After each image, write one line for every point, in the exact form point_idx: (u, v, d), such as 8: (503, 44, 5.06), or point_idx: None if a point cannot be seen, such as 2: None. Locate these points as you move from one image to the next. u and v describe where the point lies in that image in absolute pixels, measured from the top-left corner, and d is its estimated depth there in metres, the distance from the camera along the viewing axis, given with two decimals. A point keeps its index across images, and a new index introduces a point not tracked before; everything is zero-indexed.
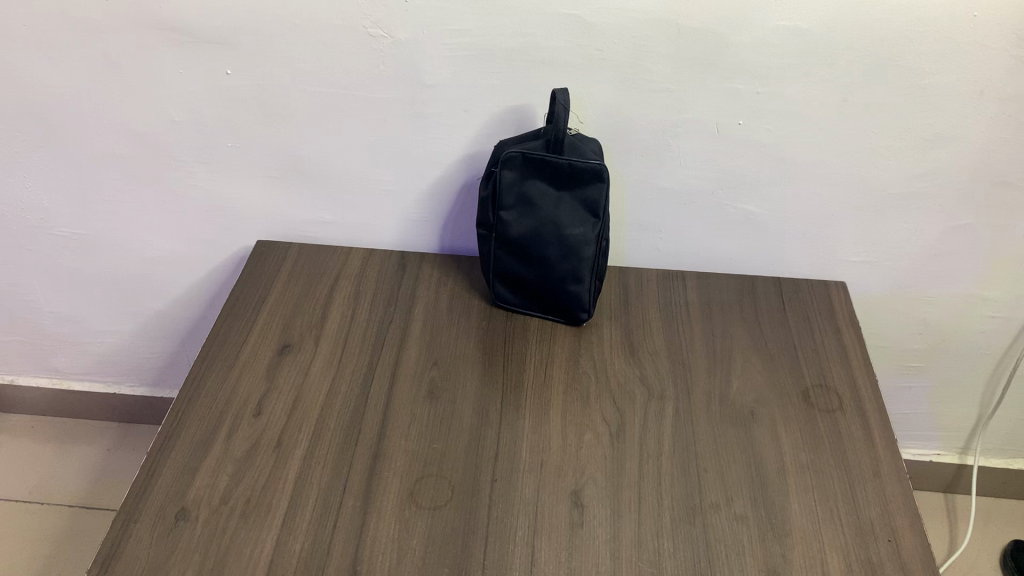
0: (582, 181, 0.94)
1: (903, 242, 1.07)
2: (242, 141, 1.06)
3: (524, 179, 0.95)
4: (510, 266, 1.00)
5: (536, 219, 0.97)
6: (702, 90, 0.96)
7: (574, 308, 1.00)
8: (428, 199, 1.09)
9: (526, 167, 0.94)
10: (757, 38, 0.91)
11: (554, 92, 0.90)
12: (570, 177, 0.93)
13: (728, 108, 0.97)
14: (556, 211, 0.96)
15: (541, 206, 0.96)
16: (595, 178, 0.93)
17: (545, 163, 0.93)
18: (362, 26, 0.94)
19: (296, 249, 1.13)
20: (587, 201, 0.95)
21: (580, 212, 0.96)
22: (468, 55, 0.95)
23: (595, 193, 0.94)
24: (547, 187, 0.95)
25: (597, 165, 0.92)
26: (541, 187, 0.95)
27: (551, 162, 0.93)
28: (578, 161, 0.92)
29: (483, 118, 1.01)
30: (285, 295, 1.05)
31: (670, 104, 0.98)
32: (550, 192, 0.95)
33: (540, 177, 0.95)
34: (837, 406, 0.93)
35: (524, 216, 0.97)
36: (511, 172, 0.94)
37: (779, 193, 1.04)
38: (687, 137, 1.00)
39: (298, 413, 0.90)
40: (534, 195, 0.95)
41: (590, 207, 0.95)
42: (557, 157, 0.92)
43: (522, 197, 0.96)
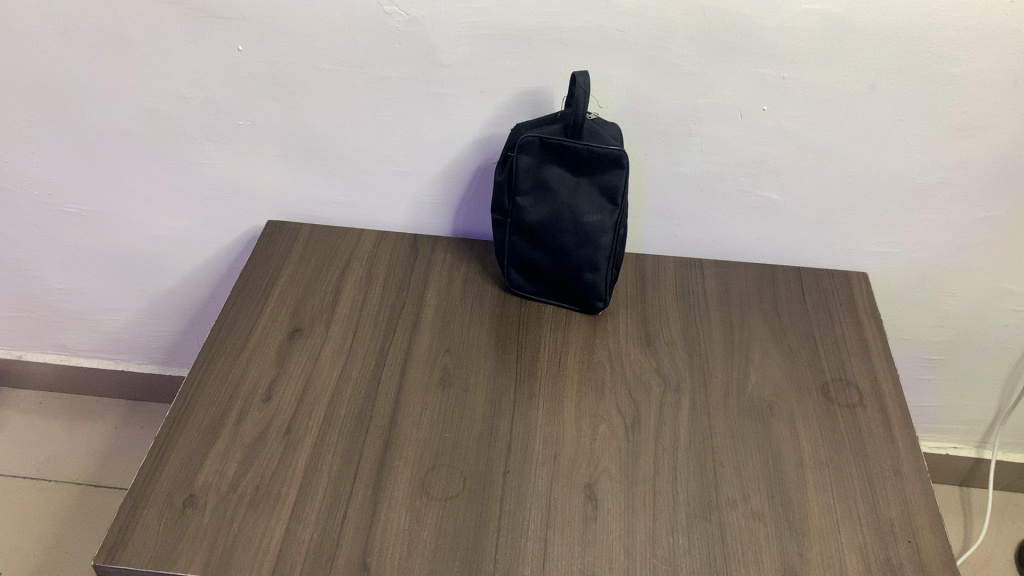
0: (601, 167, 0.92)
1: (928, 234, 1.04)
2: (254, 119, 1.04)
3: (542, 164, 0.93)
4: (525, 253, 0.98)
5: (554, 205, 0.95)
6: (725, 76, 0.94)
7: (590, 297, 0.98)
8: (442, 182, 1.07)
9: (544, 152, 0.92)
10: (784, 22, 0.89)
11: (574, 75, 0.89)
12: (589, 162, 0.92)
13: (752, 94, 0.95)
14: (574, 198, 0.94)
15: (559, 192, 0.94)
16: (615, 165, 0.92)
17: (563, 147, 0.91)
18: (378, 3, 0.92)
19: (307, 231, 1.11)
20: (606, 187, 0.93)
21: (599, 199, 0.94)
22: (486, 34, 0.93)
23: (613, 179, 0.92)
24: (566, 173, 0.93)
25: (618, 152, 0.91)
26: (559, 173, 0.93)
27: (570, 146, 0.91)
28: (598, 146, 0.91)
29: (501, 100, 0.98)
30: (296, 277, 1.03)
31: (693, 89, 0.95)
32: (568, 178, 0.94)
33: (557, 162, 0.93)
34: (857, 402, 0.91)
35: (541, 202, 0.95)
36: (528, 157, 0.93)
37: (801, 181, 1.02)
38: (709, 122, 0.98)
39: (308, 400, 0.89)
40: (552, 180, 0.94)
41: (609, 194, 0.93)
42: (577, 143, 0.90)
43: (540, 183, 0.94)
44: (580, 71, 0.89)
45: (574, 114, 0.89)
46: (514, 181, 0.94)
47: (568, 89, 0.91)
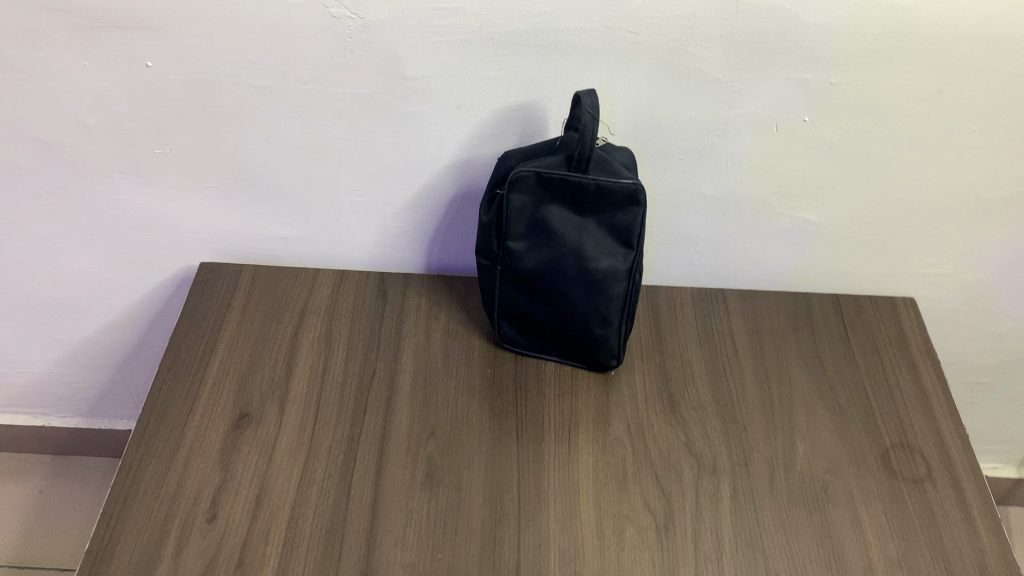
0: (613, 205, 0.74)
1: (988, 253, 0.89)
2: (175, 146, 0.83)
3: (539, 203, 0.75)
4: (520, 305, 0.81)
5: (554, 251, 0.77)
6: (758, 83, 0.76)
7: (600, 355, 0.81)
8: (412, 212, 0.88)
9: (541, 189, 0.75)
10: (835, 16, 0.71)
11: (577, 94, 0.71)
12: (597, 200, 0.74)
13: (791, 102, 0.77)
14: (579, 241, 0.76)
15: (560, 236, 0.76)
16: (629, 201, 0.74)
17: (566, 183, 0.73)
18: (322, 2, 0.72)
19: (250, 275, 0.91)
20: (618, 228, 0.75)
21: (611, 241, 0.76)
22: (463, 41, 0.74)
23: (628, 218, 0.75)
24: (570, 212, 0.76)
25: (633, 186, 0.73)
26: (560, 212, 0.76)
27: (575, 181, 0.73)
28: (608, 181, 0.73)
29: (483, 117, 0.80)
30: (239, 339, 0.84)
31: (719, 98, 0.77)
32: (572, 217, 0.76)
33: (558, 200, 0.75)
34: (925, 476, 0.76)
35: (539, 247, 0.77)
36: (521, 195, 0.75)
37: (845, 199, 0.85)
38: (737, 136, 0.80)
39: (264, 516, 0.71)
40: (551, 221, 0.76)
41: (622, 235, 0.76)
42: (583, 177, 0.73)
43: (537, 225, 0.76)
44: (585, 89, 0.70)
45: (579, 143, 0.71)
46: (505, 224, 0.77)
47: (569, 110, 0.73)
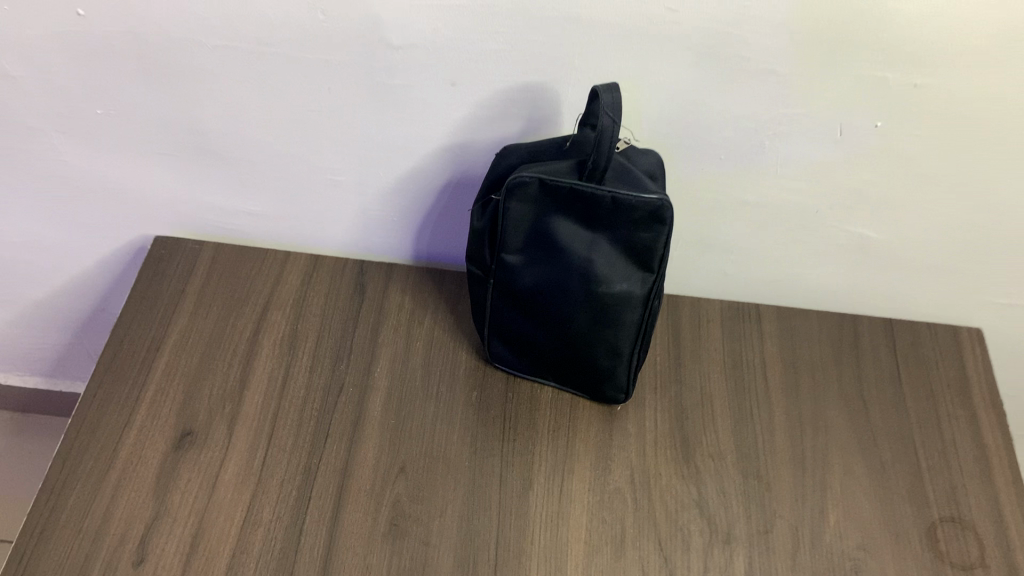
0: (630, 223, 0.61)
1: None
2: (120, 107, 0.70)
3: (543, 213, 0.62)
4: (516, 324, 0.69)
5: (558, 269, 0.64)
6: (825, 79, 0.61)
7: (606, 388, 0.69)
8: (398, 196, 0.75)
9: (547, 197, 0.61)
10: (930, 5, 0.56)
11: (595, 88, 0.57)
12: (612, 216, 0.61)
13: (862, 104, 0.63)
14: (587, 261, 0.63)
15: (565, 253, 0.63)
16: (651, 221, 0.60)
17: (575, 194, 0.60)
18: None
19: (209, 256, 0.79)
20: (636, 249, 0.62)
21: (627, 263, 0.63)
22: (460, 8, 0.59)
23: (650, 239, 0.61)
24: (579, 226, 0.62)
25: (656, 204, 0.59)
26: (566, 225, 0.62)
27: (586, 193, 0.60)
28: (627, 195, 0.59)
29: (483, 97, 0.65)
30: (190, 336, 0.73)
31: (772, 94, 0.63)
32: (581, 233, 0.63)
33: (565, 212, 0.62)
34: (977, 563, 0.63)
35: (541, 263, 0.65)
36: (521, 203, 0.62)
37: (914, 217, 0.70)
38: (791, 138, 0.66)
39: (198, 563, 0.61)
40: (555, 235, 0.63)
41: (642, 258, 0.63)
42: (596, 189, 0.59)
43: (539, 238, 0.64)
44: (605, 83, 0.56)
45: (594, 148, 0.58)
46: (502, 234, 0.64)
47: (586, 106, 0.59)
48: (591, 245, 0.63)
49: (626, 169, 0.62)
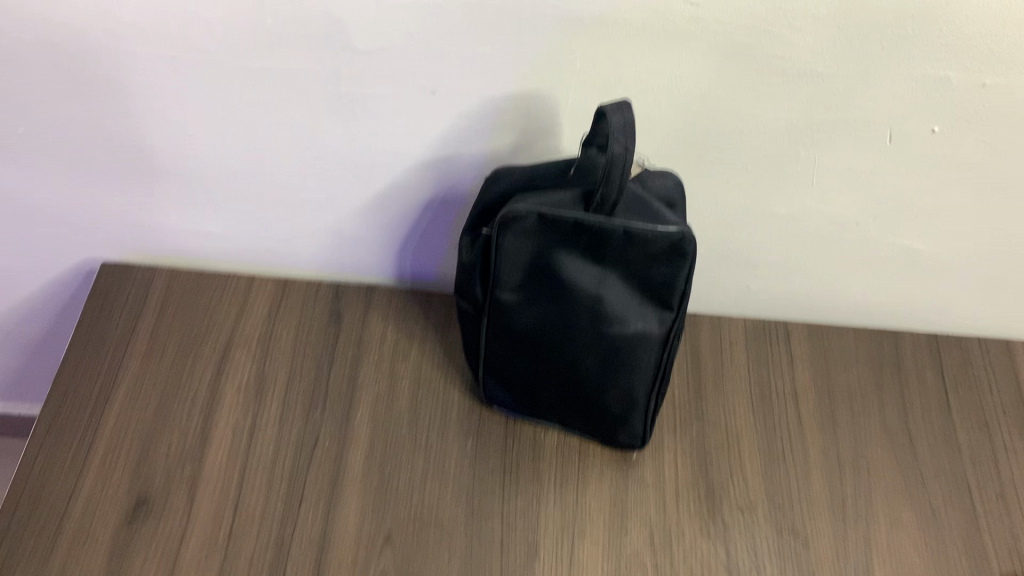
0: (647, 258, 0.52)
1: None
2: (46, 123, 0.60)
3: (543, 249, 0.53)
4: (513, 368, 0.60)
5: (562, 310, 0.55)
6: (875, 78, 0.51)
7: (619, 436, 0.60)
8: (375, 214, 0.65)
9: (547, 231, 0.52)
10: None
11: (602, 108, 0.47)
12: (625, 251, 0.51)
13: (916, 105, 0.53)
14: (597, 302, 0.54)
15: (570, 294, 0.54)
16: (671, 255, 0.51)
17: (582, 228, 0.51)
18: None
19: (162, 288, 0.70)
20: (653, 286, 0.53)
21: (642, 301, 0.54)
22: (436, 7, 0.49)
23: (670, 275, 0.52)
24: (585, 263, 0.53)
25: (678, 236, 0.50)
26: (571, 263, 0.53)
27: (595, 226, 0.50)
28: (643, 227, 0.50)
29: (467, 107, 0.56)
30: (144, 385, 0.64)
31: (811, 96, 0.53)
32: (588, 271, 0.53)
33: (569, 248, 0.52)
34: None
35: (541, 304, 0.55)
36: (517, 238, 0.52)
37: (969, 229, 0.61)
38: (830, 145, 0.56)
39: None
40: (558, 274, 0.53)
41: (660, 296, 0.54)
42: (607, 222, 0.50)
43: (540, 276, 0.54)
44: (613, 102, 0.47)
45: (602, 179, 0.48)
46: (495, 273, 0.54)
47: (591, 127, 0.50)
48: (601, 284, 0.53)
49: (638, 196, 0.52)
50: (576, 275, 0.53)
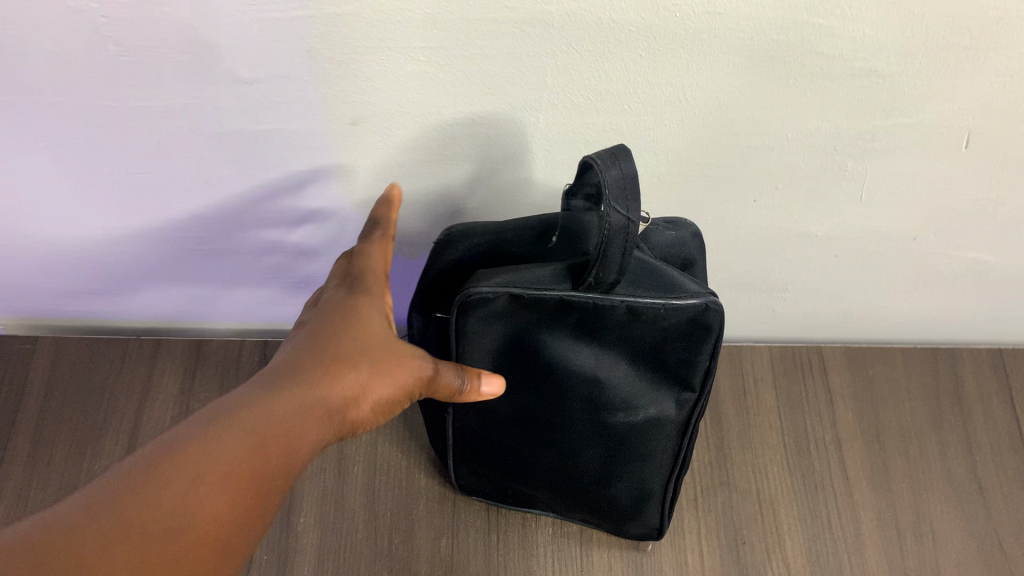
0: (658, 336, 0.38)
1: None
2: None
3: (519, 336, 0.39)
4: (491, 461, 0.47)
5: (549, 401, 0.42)
6: (958, 76, 0.37)
7: (630, 529, 0.49)
8: (302, 262, 0.51)
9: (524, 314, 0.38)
10: None
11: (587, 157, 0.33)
12: (630, 330, 0.38)
13: (1010, 105, 0.39)
14: (595, 389, 0.41)
15: (559, 382, 0.41)
16: (691, 331, 0.38)
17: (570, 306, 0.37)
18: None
19: (46, 372, 0.56)
20: (668, 366, 0.40)
21: (653, 384, 0.41)
22: (339, 30, 0.34)
23: (691, 355, 0.39)
24: (577, 348, 0.39)
25: (700, 310, 0.37)
26: (558, 350, 0.39)
27: (589, 304, 0.37)
28: (653, 302, 0.36)
29: (401, 147, 0.41)
30: (30, 499, 0.51)
31: (868, 101, 0.39)
32: (581, 357, 0.40)
33: (555, 331, 0.39)
34: None
35: (521, 396, 0.42)
36: (482, 323, 0.38)
37: None
38: (888, 156, 0.42)
39: None
40: (542, 363, 0.40)
41: (677, 376, 0.40)
42: (605, 301, 0.36)
43: (516, 365, 0.41)
44: (604, 149, 0.32)
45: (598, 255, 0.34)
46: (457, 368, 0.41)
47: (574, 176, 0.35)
48: (599, 368, 0.40)
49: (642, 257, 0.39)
50: (566, 362, 0.40)
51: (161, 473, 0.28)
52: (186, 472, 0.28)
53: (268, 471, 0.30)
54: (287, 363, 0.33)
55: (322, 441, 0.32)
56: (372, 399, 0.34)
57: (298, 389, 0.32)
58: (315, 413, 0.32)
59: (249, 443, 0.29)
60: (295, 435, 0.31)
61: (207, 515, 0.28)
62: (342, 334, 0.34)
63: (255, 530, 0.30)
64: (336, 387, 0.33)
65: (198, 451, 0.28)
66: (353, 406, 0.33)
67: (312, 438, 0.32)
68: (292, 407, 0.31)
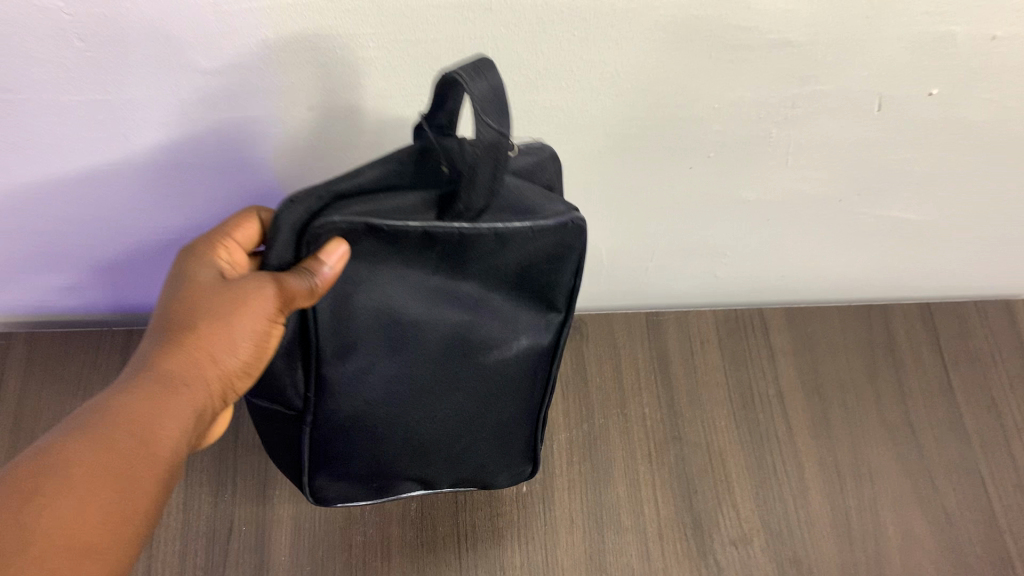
0: (522, 259, 0.34)
1: None
2: None
3: (381, 304, 0.34)
4: (343, 456, 0.39)
5: (403, 357, 0.36)
6: (866, 41, 0.41)
7: (502, 483, 0.46)
8: None
9: (373, 261, 0.32)
10: None
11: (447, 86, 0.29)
12: (499, 259, 0.34)
13: (915, 68, 0.42)
14: (456, 329, 0.36)
15: (429, 344, 0.36)
16: (557, 249, 0.35)
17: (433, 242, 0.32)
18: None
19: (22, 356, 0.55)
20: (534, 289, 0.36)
21: (527, 318, 0.37)
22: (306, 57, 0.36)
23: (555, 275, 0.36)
24: (441, 298, 0.35)
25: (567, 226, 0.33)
26: (423, 304, 0.35)
27: (453, 235, 0.32)
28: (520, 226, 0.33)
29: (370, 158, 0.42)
30: None
31: (788, 69, 0.42)
32: (448, 307, 0.35)
33: (416, 284, 0.34)
34: None
35: (387, 379, 0.36)
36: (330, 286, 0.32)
37: (969, 195, 0.52)
38: (812, 119, 0.46)
39: None
40: (400, 317, 0.34)
41: (539, 299, 0.37)
42: (476, 232, 0.32)
43: (380, 343, 0.35)
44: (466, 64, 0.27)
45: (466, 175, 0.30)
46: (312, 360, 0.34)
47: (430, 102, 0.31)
48: (473, 314, 0.36)
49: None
50: (435, 316, 0.35)
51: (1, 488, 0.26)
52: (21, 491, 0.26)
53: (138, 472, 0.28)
54: (134, 364, 0.31)
55: (179, 410, 0.30)
56: (230, 367, 0.32)
57: (151, 379, 0.30)
58: (174, 402, 0.30)
59: (108, 447, 0.28)
60: (155, 427, 0.29)
61: (46, 532, 0.25)
62: (186, 307, 0.32)
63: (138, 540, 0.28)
64: (189, 369, 0.31)
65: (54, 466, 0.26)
66: (209, 366, 0.31)
67: (170, 420, 0.30)
68: (132, 399, 0.29)
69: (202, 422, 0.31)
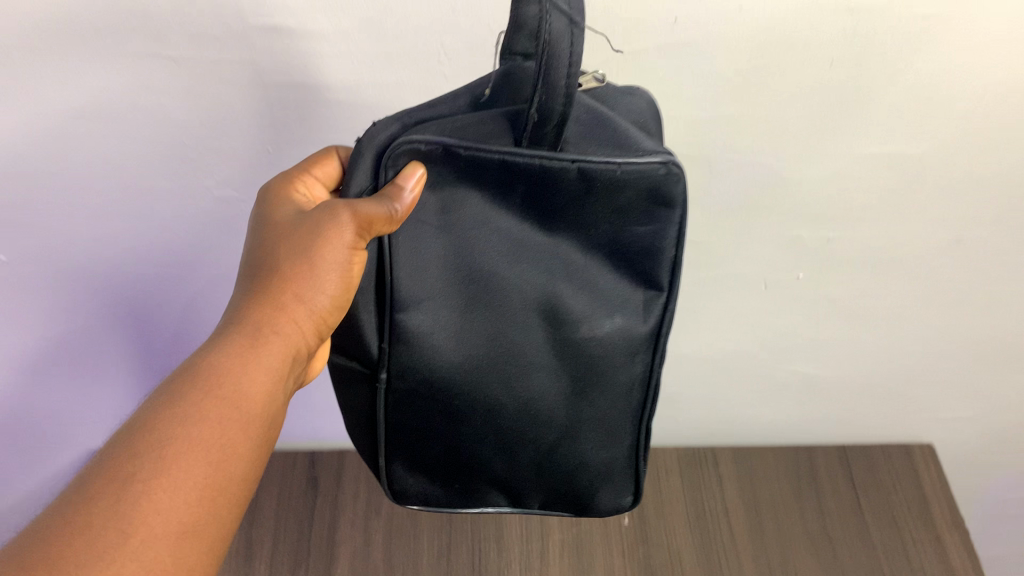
0: (618, 231, 0.39)
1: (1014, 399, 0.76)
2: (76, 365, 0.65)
3: (464, 253, 0.38)
4: (430, 434, 0.43)
5: (492, 318, 0.40)
6: (739, 244, 0.62)
7: (603, 501, 0.47)
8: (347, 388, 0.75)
9: (461, 205, 0.38)
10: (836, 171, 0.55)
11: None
12: (583, 213, 0.38)
13: (784, 260, 0.63)
14: (547, 292, 0.40)
15: (514, 302, 0.40)
16: (654, 203, 0.38)
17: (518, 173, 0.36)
18: (200, 127, 0.50)
19: None
20: (629, 257, 0.40)
21: (621, 291, 0.41)
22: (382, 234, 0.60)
23: (650, 240, 0.39)
24: (521, 255, 0.39)
25: (663, 170, 0.36)
26: (503, 258, 0.39)
27: (537, 165, 0.36)
28: (603, 164, 0.36)
29: None
30: None
31: (695, 259, 0.64)
32: (529, 268, 0.39)
33: (498, 238, 0.38)
34: None
35: (475, 336, 0.40)
36: (421, 238, 0.38)
37: (847, 352, 0.72)
38: (719, 294, 0.67)
39: None
40: (484, 270, 0.39)
41: (641, 273, 0.40)
42: (558, 156, 0.35)
43: (465, 295, 0.39)
44: None
45: (537, 77, 0.32)
46: (397, 310, 0.39)
47: (505, 32, 0.35)
48: (554, 276, 0.40)
49: (594, 111, 0.38)
50: (517, 270, 0.39)
51: (123, 465, 0.32)
52: (154, 450, 0.32)
53: (236, 414, 0.35)
54: (230, 324, 0.38)
55: (270, 360, 0.37)
56: (314, 307, 0.39)
57: (241, 335, 0.37)
58: (260, 351, 0.37)
59: (198, 428, 0.33)
60: (244, 376, 0.36)
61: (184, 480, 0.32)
62: (274, 256, 0.39)
63: (259, 457, 0.36)
64: (270, 320, 0.38)
65: (149, 445, 0.32)
66: (300, 306, 0.38)
67: (256, 374, 0.36)
68: (231, 361, 0.36)
69: (301, 357, 0.39)
